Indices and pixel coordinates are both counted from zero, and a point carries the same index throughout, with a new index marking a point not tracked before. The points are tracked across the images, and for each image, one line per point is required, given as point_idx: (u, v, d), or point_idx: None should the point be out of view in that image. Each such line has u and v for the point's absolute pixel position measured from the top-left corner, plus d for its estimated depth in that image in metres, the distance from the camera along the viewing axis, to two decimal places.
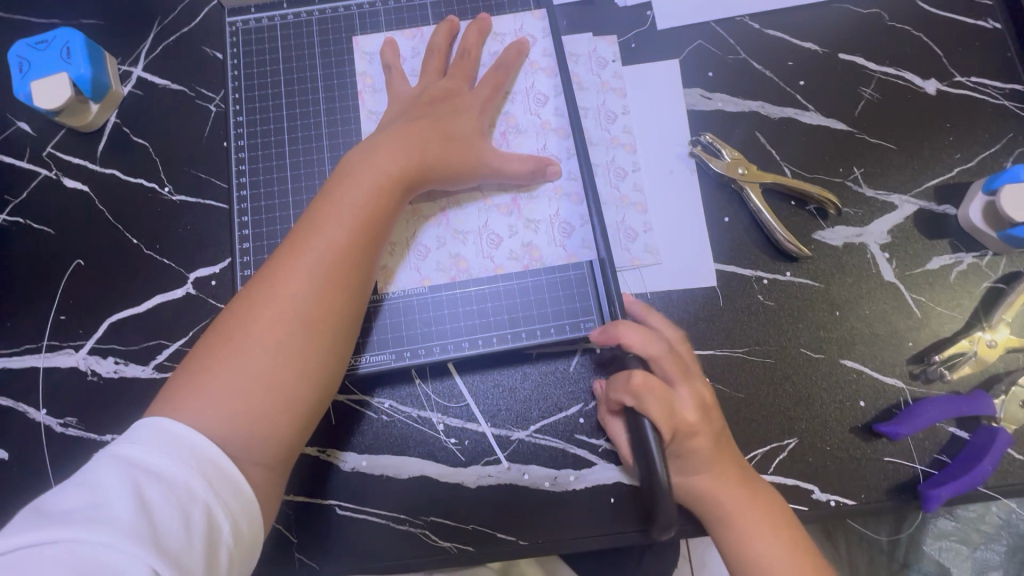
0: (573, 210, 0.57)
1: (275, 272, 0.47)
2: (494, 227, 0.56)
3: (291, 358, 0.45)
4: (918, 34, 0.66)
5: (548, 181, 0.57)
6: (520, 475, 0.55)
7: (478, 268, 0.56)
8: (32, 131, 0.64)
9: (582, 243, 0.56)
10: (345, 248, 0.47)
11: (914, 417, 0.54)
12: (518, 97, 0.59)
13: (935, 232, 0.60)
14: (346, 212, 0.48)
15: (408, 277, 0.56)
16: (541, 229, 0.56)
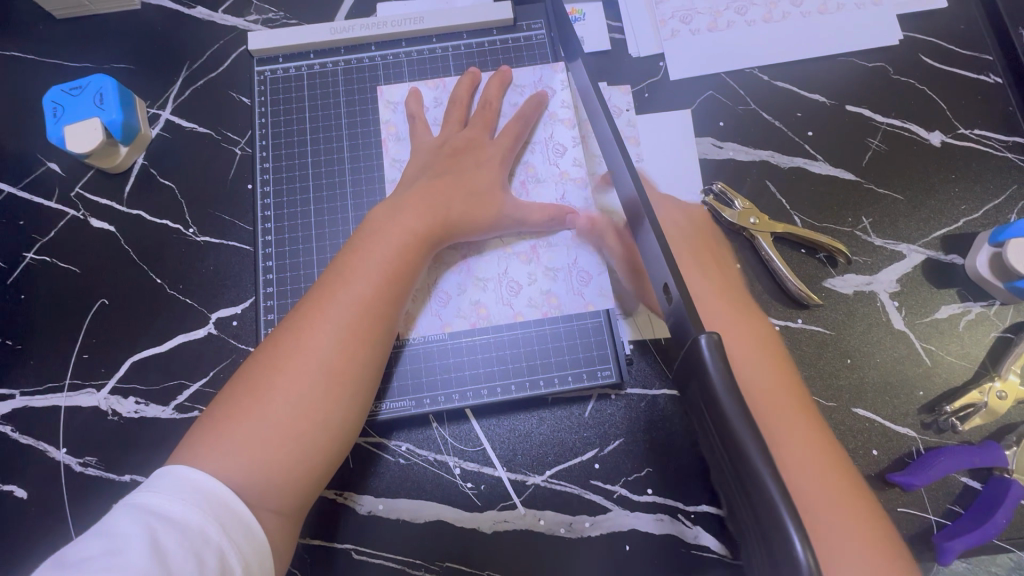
0: (589, 258, 0.58)
1: (303, 321, 0.48)
2: (514, 274, 0.58)
3: (312, 407, 0.45)
4: (922, 88, 0.68)
5: (565, 230, 0.59)
6: (536, 521, 0.56)
7: (495, 314, 0.57)
8: (61, 172, 0.65)
9: (600, 291, 0.58)
10: (370, 300, 0.49)
11: (927, 467, 0.55)
12: (535, 147, 0.61)
13: (944, 282, 0.62)
14: (373, 264, 0.50)
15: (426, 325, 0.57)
16: (558, 276, 0.58)
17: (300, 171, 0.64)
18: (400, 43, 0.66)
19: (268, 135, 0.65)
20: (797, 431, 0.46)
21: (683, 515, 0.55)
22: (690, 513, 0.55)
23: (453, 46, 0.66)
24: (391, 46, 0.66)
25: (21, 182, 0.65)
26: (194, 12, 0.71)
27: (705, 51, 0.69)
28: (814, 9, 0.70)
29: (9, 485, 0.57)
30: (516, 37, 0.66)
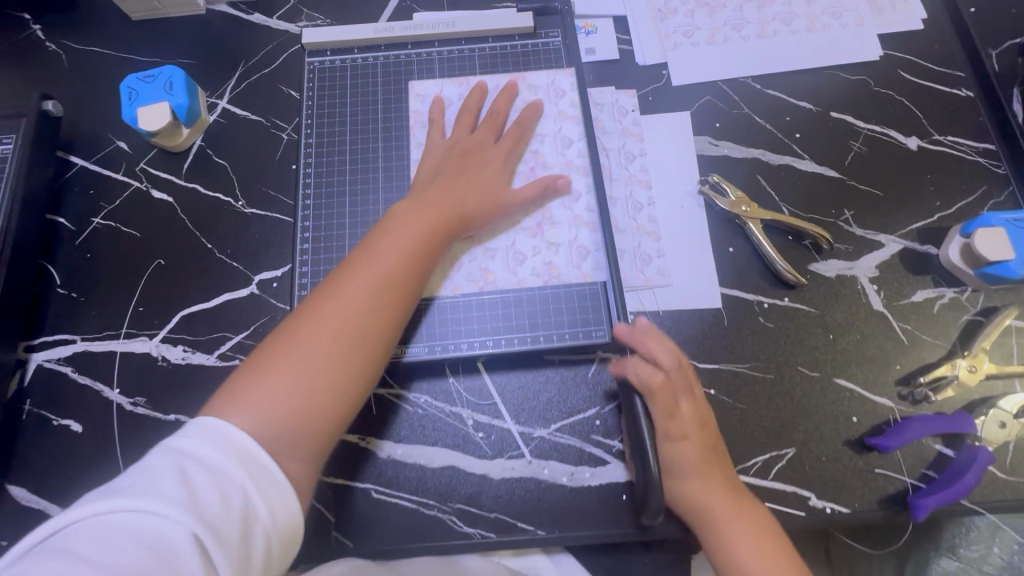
0: (587, 235, 0.65)
1: (333, 292, 0.52)
2: (519, 246, 0.65)
3: (343, 358, 0.49)
4: (900, 99, 0.76)
5: (569, 210, 0.66)
6: (541, 470, 0.60)
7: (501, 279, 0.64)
8: (129, 149, 0.74)
9: (595, 265, 0.64)
10: (397, 277, 0.54)
11: (902, 432, 0.59)
12: (537, 141, 0.68)
13: (920, 269, 0.67)
14: (400, 246, 0.55)
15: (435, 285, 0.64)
16: (559, 249, 0.65)
17: (339, 149, 0.71)
18: (432, 45, 0.74)
19: (313, 120, 0.72)
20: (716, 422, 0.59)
21: None
22: None
23: (479, 48, 0.74)
24: (424, 46, 0.74)
25: (92, 157, 0.74)
26: (253, 17, 0.81)
27: (703, 61, 0.77)
28: (803, 27, 0.78)
29: (66, 419, 0.63)
30: (535, 43, 0.74)
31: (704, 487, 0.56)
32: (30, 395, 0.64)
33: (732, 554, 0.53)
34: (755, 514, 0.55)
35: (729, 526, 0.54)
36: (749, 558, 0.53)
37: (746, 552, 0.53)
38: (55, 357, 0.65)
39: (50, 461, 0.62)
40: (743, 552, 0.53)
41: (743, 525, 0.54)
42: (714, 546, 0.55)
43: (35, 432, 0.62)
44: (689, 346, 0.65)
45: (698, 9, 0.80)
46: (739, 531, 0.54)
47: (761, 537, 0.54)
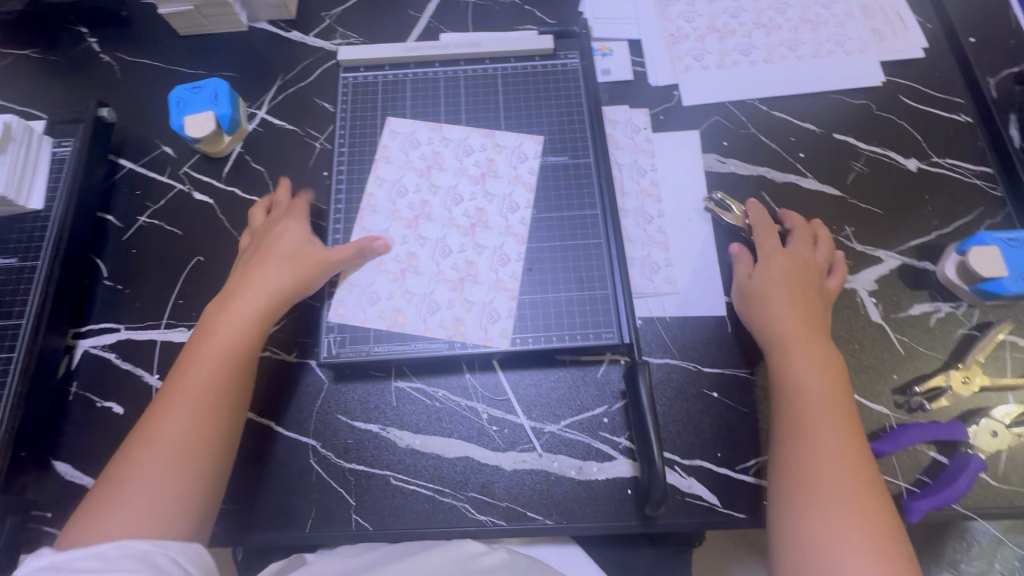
0: (502, 303, 0.67)
1: (175, 389, 0.57)
2: (436, 297, 0.68)
3: (186, 469, 0.53)
4: (901, 123, 0.79)
5: (494, 274, 0.69)
6: (550, 463, 0.64)
7: (440, 330, 0.67)
8: (174, 154, 0.80)
9: (501, 331, 0.67)
10: (204, 377, 0.57)
11: (896, 437, 0.62)
12: (483, 200, 0.72)
13: (918, 284, 0.71)
14: (221, 345, 0.59)
15: (409, 312, 0.67)
16: (478, 313, 0.67)
17: (369, 156, 0.76)
18: (459, 64, 0.80)
19: (346, 130, 0.78)
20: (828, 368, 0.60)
21: (680, 466, 0.64)
22: (685, 465, 0.64)
23: (502, 68, 0.79)
24: (451, 64, 0.80)
25: (140, 160, 0.80)
26: (291, 35, 0.87)
27: (712, 83, 0.82)
28: (808, 53, 0.83)
29: (109, 402, 0.68)
30: (555, 64, 0.79)
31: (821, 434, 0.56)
32: (76, 378, 0.69)
33: (792, 368, 0.60)
34: (823, 359, 0.61)
35: (797, 349, 0.61)
36: (807, 389, 0.59)
37: (818, 454, 0.55)
38: (100, 344, 0.70)
39: (92, 440, 0.66)
40: (812, 399, 0.58)
41: (810, 362, 0.60)
42: (796, 492, 0.54)
43: (80, 412, 0.67)
44: (694, 350, 0.68)
45: (709, 34, 0.84)
46: (813, 383, 0.59)
47: (823, 383, 0.59)
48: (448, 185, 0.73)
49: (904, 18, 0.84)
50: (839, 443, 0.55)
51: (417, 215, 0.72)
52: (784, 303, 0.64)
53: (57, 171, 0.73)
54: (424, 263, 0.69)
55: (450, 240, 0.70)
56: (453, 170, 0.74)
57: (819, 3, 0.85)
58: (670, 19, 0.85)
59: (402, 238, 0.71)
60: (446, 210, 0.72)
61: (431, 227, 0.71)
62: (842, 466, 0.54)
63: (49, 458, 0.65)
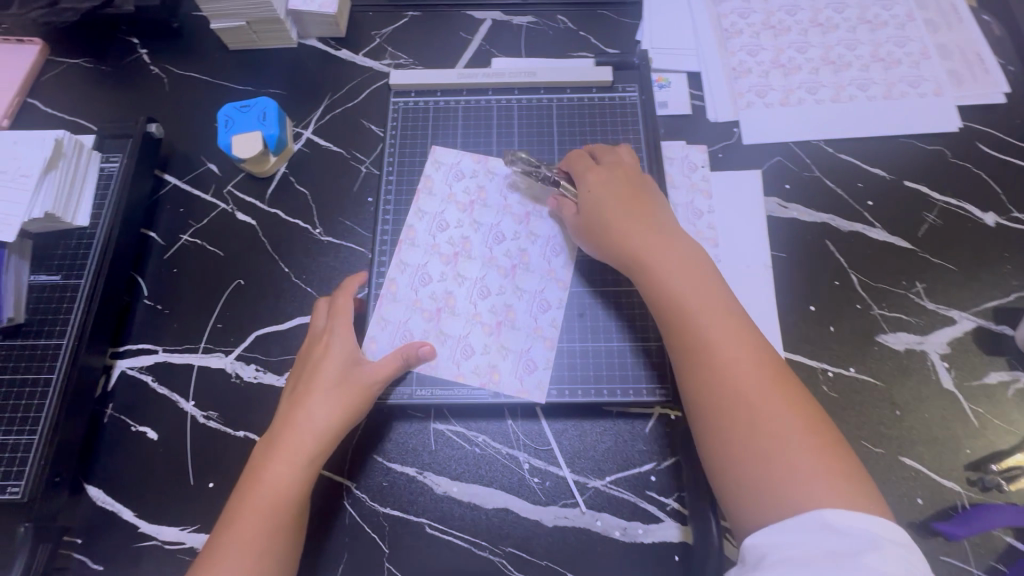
0: (537, 351, 0.65)
1: (225, 542, 0.53)
2: (471, 340, 0.66)
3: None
4: (979, 173, 0.74)
5: (531, 321, 0.66)
6: (593, 521, 0.61)
7: (473, 376, 0.64)
8: (219, 172, 0.79)
9: (537, 382, 0.64)
10: (252, 530, 0.53)
11: (971, 520, 0.58)
12: (523, 241, 0.70)
13: (995, 350, 0.66)
14: (268, 491, 0.55)
15: (443, 355, 0.65)
16: (512, 359, 0.65)
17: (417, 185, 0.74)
18: (512, 92, 0.77)
19: (394, 156, 0.76)
20: (720, 307, 0.54)
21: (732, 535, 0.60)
22: None
23: (557, 98, 0.77)
24: (505, 92, 0.77)
25: (184, 177, 0.78)
26: (340, 54, 0.85)
27: (775, 121, 0.78)
28: (880, 94, 0.78)
29: (144, 426, 0.66)
30: (612, 96, 0.76)
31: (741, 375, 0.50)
32: (113, 400, 0.68)
33: (681, 314, 0.55)
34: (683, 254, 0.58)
35: (657, 257, 0.58)
36: (707, 334, 0.53)
37: (753, 394, 0.49)
38: (137, 365, 0.69)
39: (126, 465, 0.65)
40: (706, 325, 0.53)
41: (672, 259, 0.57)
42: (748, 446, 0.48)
43: (115, 436, 0.66)
44: None
45: (773, 70, 0.81)
46: (710, 318, 0.54)
47: (696, 286, 0.56)
48: (491, 222, 0.71)
49: (984, 61, 0.80)
50: (730, 342, 0.52)
51: (459, 252, 0.70)
52: (613, 221, 0.61)
53: (104, 187, 0.72)
54: (460, 303, 0.67)
55: (488, 281, 0.68)
56: (494, 208, 0.71)
57: (893, 41, 0.81)
58: (732, 52, 0.82)
59: (440, 275, 0.68)
60: (487, 248, 0.70)
61: (472, 267, 0.69)
62: (740, 362, 0.51)
63: (82, 482, 0.64)
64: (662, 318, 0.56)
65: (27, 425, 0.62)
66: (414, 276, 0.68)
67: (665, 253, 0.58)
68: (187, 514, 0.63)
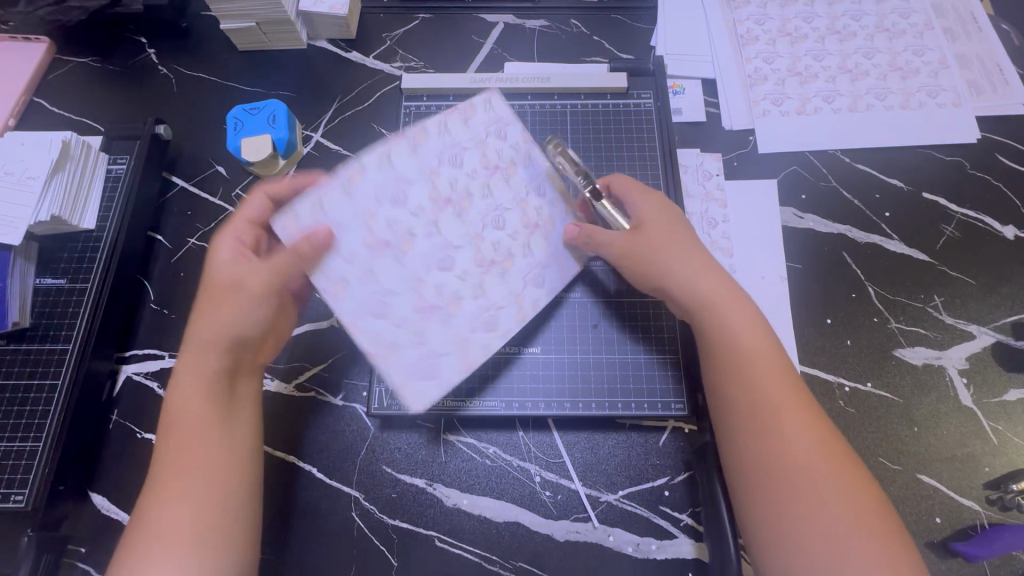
0: (453, 362, 0.55)
1: (162, 496, 0.50)
2: (392, 302, 0.54)
3: (206, 530, 0.49)
4: (998, 185, 0.73)
5: (465, 328, 0.56)
6: (606, 536, 0.60)
7: (372, 343, 0.53)
8: (226, 175, 0.78)
9: (428, 390, 0.54)
10: (182, 471, 0.51)
11: (991, 541, 0.57)
12: (513, 242, 0.59)
13: (1014, 366, 0.65)
14: (189, 425, 0.52)
15: (356, 290, 0.54)
16: (421, 356, 0.55)
17: None
18: (525, 97, 0.76)
19: None
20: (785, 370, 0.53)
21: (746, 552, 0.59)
22: None
23: (571, 104, 0.76)
24: (517, 97, 0.76)
25: (191, 179, 0.77)
26: (350, 56, 0.84)
27: (791, 130, 0.77)
28: (897, 103, 0.77)
29: (149, 433, 0.66)
30: (627, 103, 0.75)
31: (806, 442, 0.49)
32: (118, 406, 0.67)
33: (749, 372, 0.53)
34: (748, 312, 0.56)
35: (732, 308, 0.55)
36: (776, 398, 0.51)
37: (814, 465, 0.48)
38: (143, 371, 0.68)
39: (132, 473, 0.64)
40: (774, 388, 0.52)
41: (743, 315, 0.55)
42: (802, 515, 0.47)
43: (120, 443, 0.65)
44: None
45: (789, 77, 0.79)
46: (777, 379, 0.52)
47: (755, 333, 0.54)
48: (506, 205, 0.60)
49: (1003, 70, 0.79)
50: (793, 407, 0.51)
51: (450, 211, 0.58)
52: (672, 250, 0.58)
53: (111, 190, 0.71)
54: (414, 252, 0.56)
55: (455, 259, 0.57)
56: (514, 195, 0.60)
57: (910, 49, 0.80)
58: (747, 59, 0.81)
59: (416, 213, 0.57)
60: (479, 227, 0.58)
61: (453, 232, 0.58)
62: (802, 423, 0.50)
63: (86, 489, 0.63)
64: (729, 370, 0.53)
65: (31, 432, 0.61)
66: (389, 191, 0.56)
67: (735, 307, 0.56)
68: None
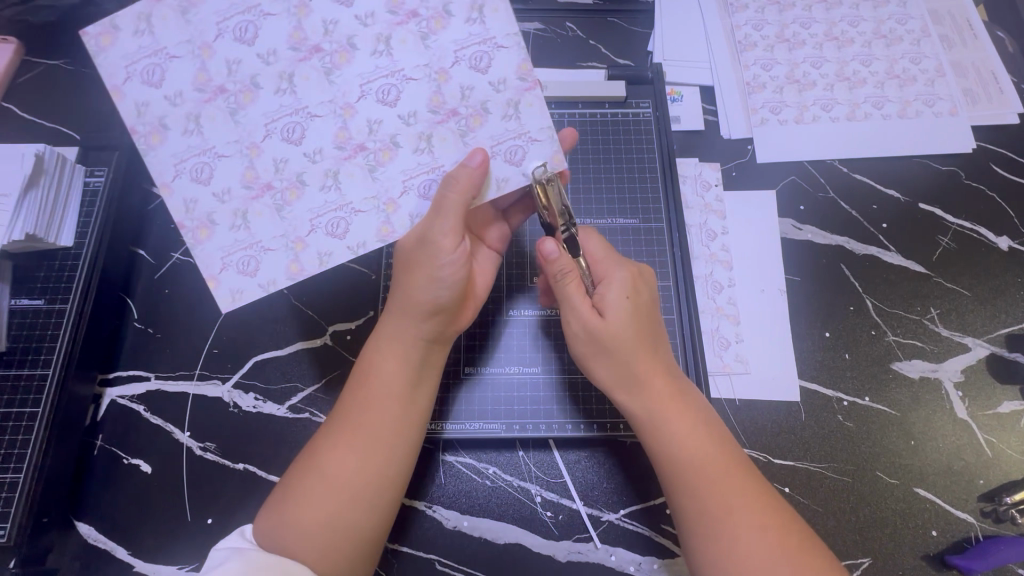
0: (277, 260, 0.53)
1: (341, 422, 0.52)
2: (225, 168, 0.51)
3: (348, 508, 0.48)
4: (992, 195, 0.74)
5: (302, 207, 0.52)
6: (607, 556, 0.60)
7: (181, 213, 0.51)
8: None
9: (255, 284, 0.53)
10: (362, 403, 0.52)
11: (985, 554, 0.57)
12: (492, 94, 0.53)
13: (1008, 378, 0.66)
14: (375, 368, 0.54)
15: (171, 141, 0.51)
16: (236, 245, 0.52)
17: None
18: None
19: None
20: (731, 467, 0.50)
21: None
22: None
23: (569, 113, 0.75)
24: None
25: None
26: None
27: (790, 139, 0.76)
28: (894, 112, 0.77)
29: (136, 459, 0.63)
30: (626, 112, 0.75)
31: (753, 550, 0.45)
32: (103, 430, 0.64)
33: (685, 473, 0.50)
34: (701, 418, 0.52)
35: (666, 410, 0.52)
36: (720, 503, 0.48)
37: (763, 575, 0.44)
38: (129, 394, 0.66)
39: (119, 500, 0.62)
40: (716, 493, 0.48)
41: (686, 419, 0.52)
42: None
43: (106, 469, 0.63)
44: (763, 438, 0.64)
45: (788, 85, 0.78)
46: (722, 481, 0.49)
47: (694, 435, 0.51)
48: (413, 76, 0.52)
49: (998, 79, 0.79)
50: (741, 507, 0.47)
51: (322, 75, 0.51)
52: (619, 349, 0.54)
53: (89, 204, 0.68)
54: (255, 117, 0.51)
55: (308, 133, 0.52)
56: (430, 62, 0.52)
57: (908, 57, 0.79)
58: (746, 65, 0.79)
59: (264, 70, 0.51)
60: (358, 99, 0.52)
61: (318, 101, 0.52)
62: (755, 528, 0.46)
63: (73, 518, 0.61)
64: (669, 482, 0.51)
65: (10, 463, 0.58)
66: (235, 25, 0.50)
67: (677, 411, 0.52)
68: (185, 551, 0.61)
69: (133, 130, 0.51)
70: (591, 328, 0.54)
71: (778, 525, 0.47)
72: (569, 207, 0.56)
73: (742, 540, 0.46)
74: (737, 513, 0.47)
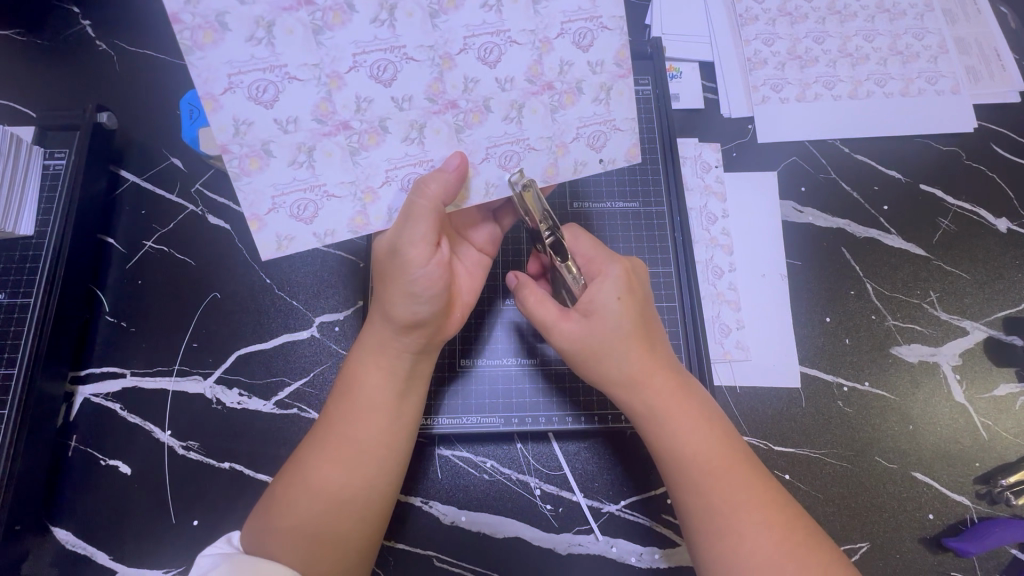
0: (341, 209, 0.51)
1: (326, 432, 0.49)
2: (292, 99, 0.47)
3: (337, 515, 0.47)
4: (993, 176, 0.73)
5: (383, 160, 0.50)
6: (608, 548, 0.59)
7: (231, 135, 0.47)
8: (183, 167, 0.69)
9: (314, 234, 0.51)
10: (347, 411, 0.50)
11: (982, 536, 0.58)
12: (590, 74, 0.52)
13: (1005, 361, 0.65)
14: (357, 377, 0.51)
15: (232, 44, 0.45)
16: (296, 184, 0.49)
17: None
18: None
19: None
20: (733, 457, 0.49)
21: None
22: None
23: None
24: None
25: (145, 173, 0.69)
26: None
27: (793, 119, 0.74)
28: (897, 90, 0.75)
29: (114, 460, 0.60)
30: None
31: (759, 543, 0.44)
32: (76, 431, 0.61)
33: (689, 465, 0.48)
34: (705, 411, 0.51)
35: (673, 404, 0.51)
36: (726, 494, 0.47)
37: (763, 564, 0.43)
38: (103, 392, 0.62)
39: (98, 503, 0.59)
40: (722, 483, 0.47)
41: (690, 415, 0.50)
42: None
43: (82, 472, 0.60)
44: (764, 426, 0.63)
45: (790, 62, 0.76)
46: (728, 474, 0.48)
47: (699, 427, 0.50)
48: (517, 40, 0.50)
49: (1000, 56, 0.77)
50: (744, 496, 0.47)
51: (309, 32, 0.46)
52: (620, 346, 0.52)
53: (50, 191, 0.63)
54: (344, 42, 0.47)
55: (400, 76, 0.49)
56: (537, 29, 0.50)
57: (911, 32, 0.77)
58: (747, 41, 0.76)
59: None
60: (349, 70, 0.48)
61: (417, 44, 0.48)
62: (762, 518, 0.45)
63: (49, 524, 0.58)
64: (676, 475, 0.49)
65: None
66: None
67: (682, 405, 0.51)
68: (170, 554, 0.58)
69: (177, 17, 0.44)
70: (582, 333, 0.53)
71: (781, 521, 0.46)
72: (550, 212, 0.53)
73: (744, 530, 0.45)
74: (741, 502, 0.46)
